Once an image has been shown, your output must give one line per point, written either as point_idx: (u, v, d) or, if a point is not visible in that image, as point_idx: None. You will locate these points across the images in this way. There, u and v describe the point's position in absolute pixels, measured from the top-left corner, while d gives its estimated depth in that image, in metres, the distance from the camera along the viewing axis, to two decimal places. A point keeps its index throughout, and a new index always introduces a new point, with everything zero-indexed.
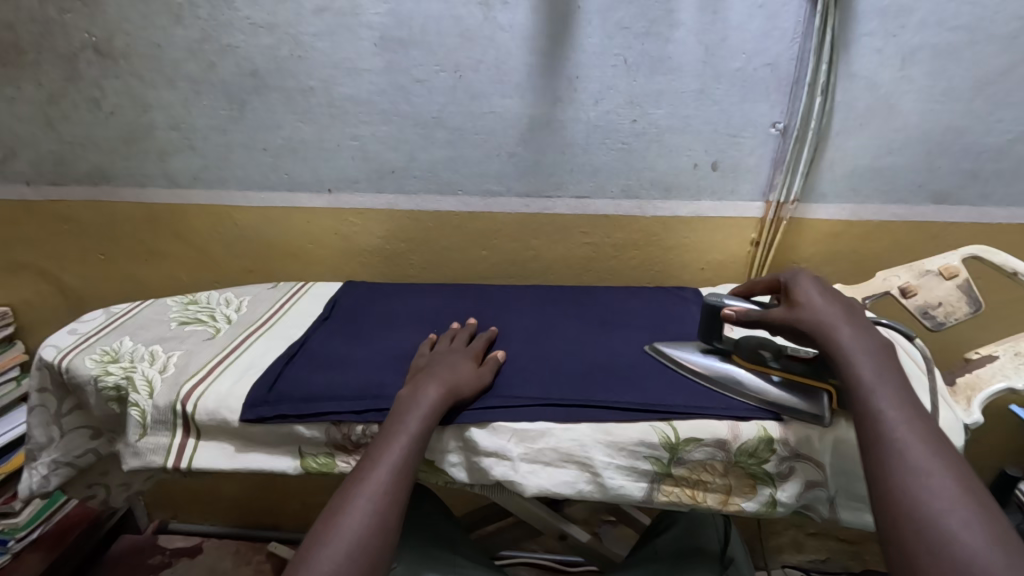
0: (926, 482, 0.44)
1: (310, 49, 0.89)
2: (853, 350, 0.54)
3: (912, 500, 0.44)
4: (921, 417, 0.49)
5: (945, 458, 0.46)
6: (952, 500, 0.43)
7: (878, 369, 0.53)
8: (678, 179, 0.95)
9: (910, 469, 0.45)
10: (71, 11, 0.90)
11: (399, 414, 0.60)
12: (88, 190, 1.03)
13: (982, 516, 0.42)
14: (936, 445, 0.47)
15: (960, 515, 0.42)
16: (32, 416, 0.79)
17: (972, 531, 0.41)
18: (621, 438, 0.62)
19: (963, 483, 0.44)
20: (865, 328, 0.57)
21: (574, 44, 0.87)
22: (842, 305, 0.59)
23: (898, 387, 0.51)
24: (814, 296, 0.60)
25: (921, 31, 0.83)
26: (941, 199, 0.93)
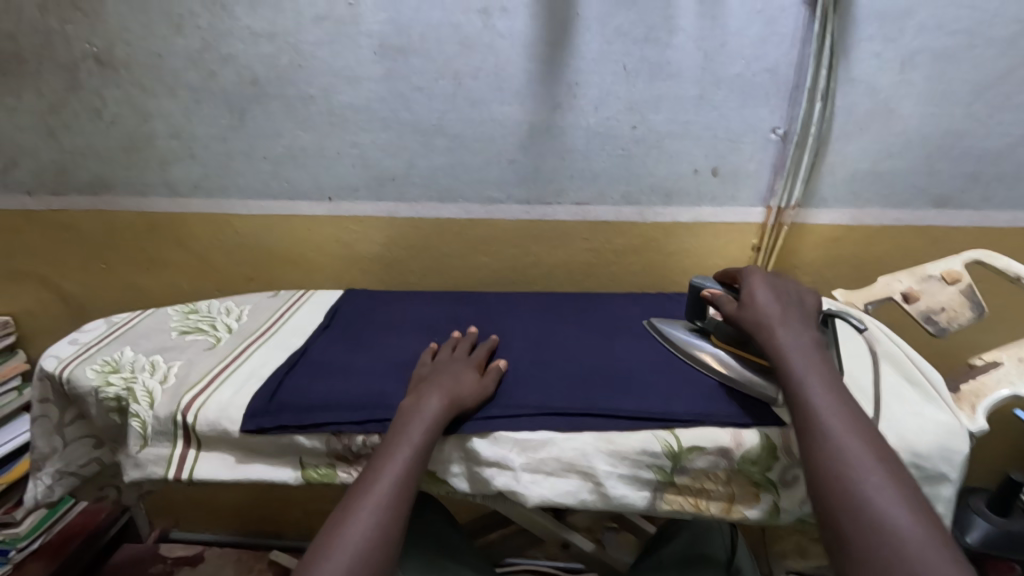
0: (843, 454, 0.51)
1: (309, 58, 0.90)
2: (783, 340, 0.60)
3: (833, 474, 0.50)
4: (838, 393, 0.56)
5: (860, 428, 0.53)
6: (866, 468, 0.49)
7: (803, 355, 0.59)
8: (678, 185, 0.95)
9: (830, 444, 0.52)
10: (72, 22, 0.90)
11: (399, 424, 0.61)
12: (89, 200, 1.03)
13: (893, 477, 0.49)
14: (851, 416, 0.53)
15: (873, 480, 0.48)
16: (36, 427, 0.80)
17: (885, 493, 0.48)
18: (623, 447, 0.62)
19: (877, 449, 0.51)
20: (803, 319, 0.63)
21: (573, 51, 0.87)
22: (784, 300, 0.65)
23: (822, 369, 0.58)
24: (758, 293, 0.65)
25: (920, 36, 0.83)
26: (943, 203, 0.93)
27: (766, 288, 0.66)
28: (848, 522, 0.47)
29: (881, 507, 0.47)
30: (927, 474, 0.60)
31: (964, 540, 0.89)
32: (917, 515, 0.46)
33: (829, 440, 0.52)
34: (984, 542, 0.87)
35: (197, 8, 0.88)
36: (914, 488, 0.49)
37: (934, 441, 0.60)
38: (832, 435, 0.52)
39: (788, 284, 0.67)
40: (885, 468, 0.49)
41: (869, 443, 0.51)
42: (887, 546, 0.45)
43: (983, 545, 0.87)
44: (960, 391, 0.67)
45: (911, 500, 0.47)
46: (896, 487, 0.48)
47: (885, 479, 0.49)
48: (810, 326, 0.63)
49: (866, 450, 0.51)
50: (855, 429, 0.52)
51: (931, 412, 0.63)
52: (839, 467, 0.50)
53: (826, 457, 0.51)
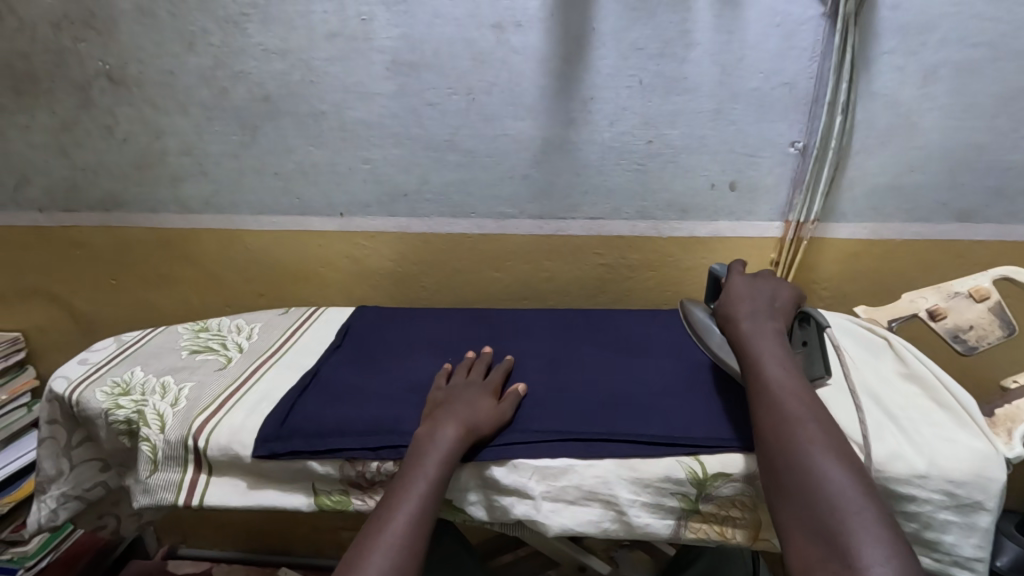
0: (782, 410, 0.55)
1: (321, 74, 0.89)
2: (746, 325, 0.64)
3: (771, 426, 0.54)
4: (785, 359, 0.60)
5: (800, 386, 0.57)
6: (801, 419, 0.54)
7: (761, 332, 0.63)
8: (694, 200, 0.94)
9: (772, 402, 0.56)
10: (85, 40, 0.90)
11: (413, 462, 0.58)
12: (100, 217, 1.02)
13: (825, 428, 0.53)
14: (793, 377, 0.58)
15: (806, 430, 0.53)
16: (43, 448, 0.78)
17: (815, 439, 0.52)
18: (645, 475, 0.60)
19: (813, 404, 0.55)
20: (775, 312, 0.66)
21: (588, 66, 0.86)
22: (759, 294, 0.69)
23: (775, 341, 0.62)
24: (734, 288, 0.70)
25: (942, 48, 0.82)
26: (966, 217, 0.91)
27: (741, 284, 0.70)
28: (781, 466, 0.52)
29: (811, 453, 0.51)
30: (963, 503, 0.58)
31: (993, 564, 0.85)
32: (843, 458, 0.51)
33: (769, 398, 0.56)
34: (1013, 566, 0.84)
35: (210, 25, 0.87)
36: (843, 436, 0.53)
37: (969, 468, 0.58)
38: (773, 394, 0.56)
39: (766, 281, 0.71)
40: (817, 418, 0.54)
41: (807, 399, 0.56)
42: (813, 486, 0.49)
43: (1012, 569, 0.84)
44: (995, 416, 0.65)
45: (839, 446, 0.52)
46: (826, 434, 0.52)
47: (816, 428, 0.53)
48: (779, 315, 0.66)
49: (802, 404, 0.55)
50: (794, 386, 0.57)
51: (964, 438, 0.61)
52: (777, 419, 0.54)
53: (768, 413, 0.55)
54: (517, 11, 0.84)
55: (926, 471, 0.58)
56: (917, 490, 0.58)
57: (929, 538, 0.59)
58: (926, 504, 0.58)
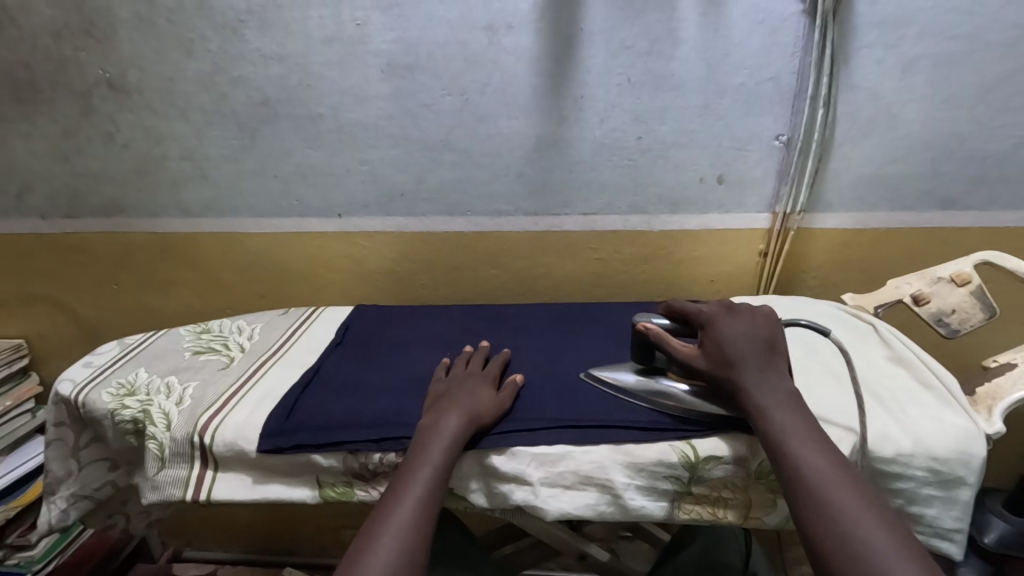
0: (829, 502, 0.50)
1: (318, 78, 0.91)
2: (761, 396, 0.58)
3: (821, 524, 0.49)
4: (814, 438, 0.55)
5: (838, 469, 0.52)
6: (851, 511, 0.49)
7: (778, 404, 0.57)
8: (685, 194, 0.96)
9: (815, 495, 0.51)
10: (84, 49, 0.92)
11: (415, 455, 0.60)
12: (101, 223, 1.04)
13: (879, 521, 0.48)
14: (830, 461, 0.53)
15: (861, 524, 0.48)
16: (50, 450, 0.80)
17: (877, 540, 0.47)
18: (640, 459, 0.62)
19: (860, 493, 0.51)
20: (777, 363, 0.62)
21: (578, 65, 0.88)
22: (756, 342, 0.62)
23: (796, 415, 0.57)
24: (732, 341, 0.62)
25: (921, 42, 0.84)
26: (949, 205, 0.93)
27: (737, 335, 0.62)
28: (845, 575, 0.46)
29: (874, 554, 0.46)
30: (947, 478, 0.60)
31: (982, 542, 0.87)
32: (910, 559, 0.46)
33: (811, 490, 0.51)
34: (1002, 543, 0.86)
35: (208, 32, 0.89)
36: (901, 529, 0.49)
37: (952, 445, 0.60)
38: (814, 486, 0.51)
39: (751, 319, 0.64)
40: (870, 512, 0.49)
41: (853, 487, 0.51)
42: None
43: (1001, 546, 0.86)
44: (976, 395, 0.68)
45: (899, 541, 0.47)
46: (882, 528, 0.48)
47: (872, 526, 0.48)
48: (781, 365, 0.62)
49: (848, 489, 0.50)
50: (836, 474, 0.52)
51: (948, 416, 0.63)
52: (824, 516, 0.49)
53: (812, 508, 0.50)
54: (507, 13, 0.86)
55: (911, 449, 0.60)
56: (903, 467, 0.60)
57: (913, 513, 0.62)
58: (912, 481, 0.61)
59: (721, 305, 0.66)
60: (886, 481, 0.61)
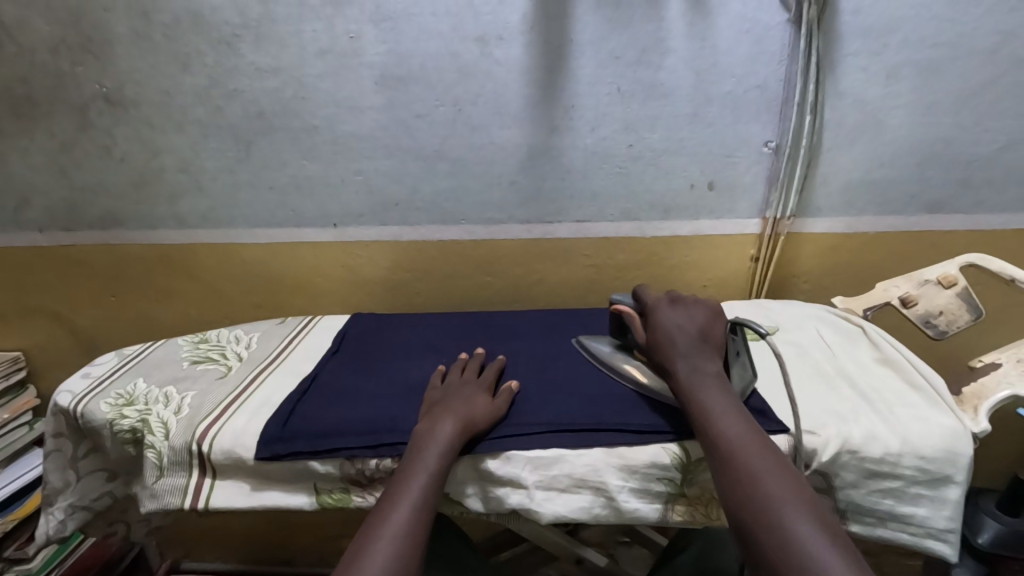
0: (740, 465, 0.53)
1: (313, 90, 0.92)
2: (684, 373, 0.62)
3: (732, 484, 0.52)
4: (734, 410, 0.58)
5: (752, 436, 0.55)
6: (759, 472, 0.52)
7: (701, 381, 0.61)
8: (676, 201, 0.97)
9: (729, 459, 0.54)
10: (82, 64, 0.93)
11: (407, 470, 0.60)
12: (99, 235, 1.05)
13: (783, 478, 0.51)
14: (744, 429, 0.56)
15: (766, 482, 0.51)
16: (49, 461, 0.80)
17: (777, 491, 0.50)
18: (633, 461, 0.63)
19: (770, 456, 0.53)
20: (705, 347, 0.65)
21: (568, 75, 0.90)
22: (688, 327, 0.66)
23: (718, 391, 0.60)
24: (665, 325, 0.67)
25: (904, 49, 0.86)
26: (935, 208, 0.95)
27: (670, 320, 0.67)
28: (750, 526, 0.49)
29: (774, 506, 0.49)
30: (934, 477, 0.61)
31: (976, 542, 0.87)
32: (808, 510, 0.48)
33: (725, 455, 0.54)
34: (995, 543, 0.86)
35: (204, 47, 0.91)
36: (805, 487, 0.51)
37: (939, 444, 0.61)
38: (729, 451, 0.54)
39: (691, 309, 0.68)
40: (776, 470, 0.52)
41: (763, 450, 0.54)
42: (783, 547, 0.46)
43: (994, 546, 0.86)
44: (962, 395, 0.69)
45: (800, 496, 0.50)
46: (785, 484, 0.50)
47: (777, 483, 0.51)
48: (712, 349, 0.65)
49: (758, 454, 0.53)
50: (749, 440, 0.55)
51: (935, 416, 0.64)
52: (737, 479, 0.52)
53: (725, 471, 0.53)
54: (499, 25, 0.88)
55: (900, 449, 0.61)
56: (891, 468, 0.61)
57: (904, 513, 0.62)
58: (899, 479, 0.61)
59: (670, 295, 0.71)
60: (877, 481, 0.62)
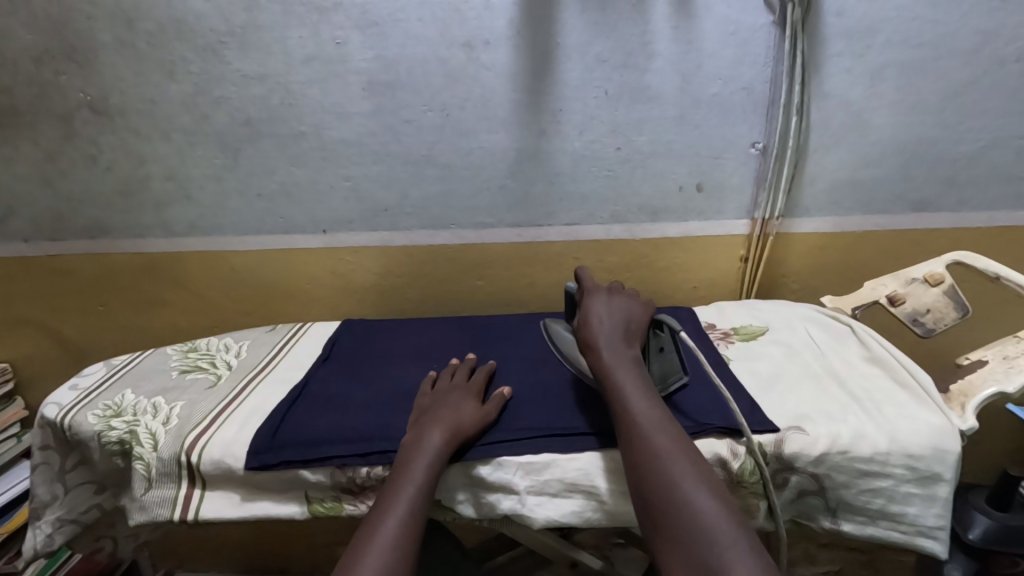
0: (652, 447, 0.54)
1: (299, 97, 0.92)
2: (608, 358, 0.62)
3: (644, 466, 0.54)
4: (648, 392, 0.60)
5: (663, 418, 0.57)
6: (670, 454, 0.53)
7: (621, 366, 0.61)
8: (665, 202, 0.98)
9: (642, 440, 0.55)
10: (66, 72, 0.92)
11: (388, 496, 0.58)
12: (86, 244, 1.04)
13: (693, 460, 0.53)
14: (658, 411, 0.58)
15: (674, 463, 0.53)
16: (37, 474, 0.79)
17: (683, 471, 0.52)
18: (624, 464, 0.63)
19: (679, 438, 0.55)
20: (630, 336, 0.65)
21: (556, 80, 0.90)
22: (617, 315, 0.67)
23: (635, 374, 0.61)
24: (594, 310, 0.67)
25: (887, 50, 0.87)
26: (921, 207, 0.96)
27: (601, 305, 0.67)
28: (658, 506, 0.51)
29: (683, 488, 0.51)
30: (924, 475, 0.61)
31: (966, 537, 0.87)
32: (712, 490, 0.51)
33: (639, 437, 0.56)
34: (985, 538, 0.86)
35: (189, 55, 0.90)
36: (709, 466, 0.54)
37: (926, 442, 0.62)
38: (642, 432, 0.56)
39: (622, 298, 0.69)
40: (684, 451, 0.54)
41: (674, 433, 0.56)
42: (689, 526, 0.48)
43: (985, 541, 0.86)
44: (950, 392, 0.70)
45: (705, 475, 0.52)
46: (695, 466, 0.53)
47: (682, 463, 0.53)
48: (636, 340, 0.65)
49: (667, 434, 0.55)
50: (660, 422, 0.57)
51: (923, 414, 0.64)
52: (648, 460, 0.54)
53: (638, 452, 0.55)
54: (485, 30, 0.88)
55: (888, 447, 0.61)
56: (881, 467, 0.61)
57: (895, 512, 0.62)
58: (890, 478, 0.62)
59: (607, 287, 0.71)
60: (867, 481, 0.62)
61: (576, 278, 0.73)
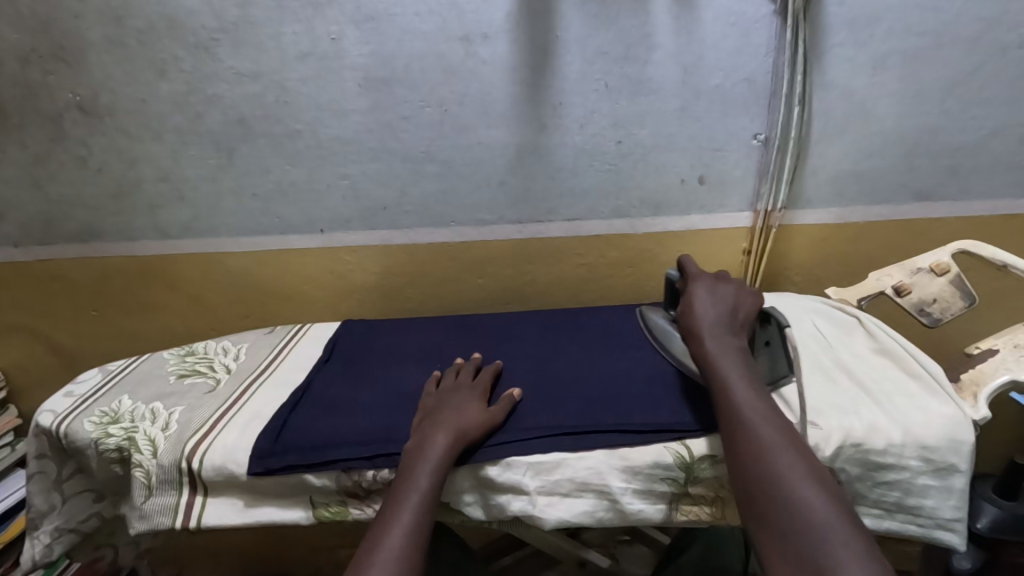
0: (757, 437, 0.54)
1: (294, 94, 0.90)
2: (712, 345, 0.63)
3: (746, 455, 0.53)
4: (754, 384, 0.59)
5: (769, 409, 0.56)
6: (775, 446, 0.53)
7: (726, 355, 0.62)
8: (667, 196, 0.97)
9: (746, 430, 0.55)
10: (54, 72, 0.90)
11: (391, 504, 0.57)
12: (77, 248, 1.02)
13: (800, 454, 0.52)
14: (764, 403, 0.57)
15: (779, 455, 0.52)
16: (33, 484, 0.77)
17: (788, 464, 0.51)
18: (636, 462, 0.62)
19: (786, 431, 0.54)
20: (736, 326, 0.65)
21: (556, 73, 0.89)
22: (722, 303, 0.67)
23: (739, 365, 0.61)
24: (698, 298, 0.68)
25: (890, 38, 0.86)
26: (924, 197, 0.95)
27: (705, 293, 0.68)
28: (760, 496, 0.51)
29: (789, 480, 0.50)
30: (940, 467, 0.61)
31: (974, 527, 0.87)
32: (821, 485, 0.50)
33: (743, 425, 0.55)
34: (993, 527, 0.86)
35: (180, 52, 0.88)
36: (818, 462, 0.53)
37: (941, 433, 0.61)
38: (745, 421, 0.55)
39: (728, 287, 0.69)
40: (791, 444, 0.53)
41: (781, 426, 0.55)
42: (797, 517, 0.48)
43: (993, 531, 0.85)
44: (960, 381, 0.69)
45: (814, 470, 0.51)
46: (803, 459, 0.52)
47: (789, 456, 0.52)
48: (742, 331, 0.65)
49: (773, 426, 0.55)
50: (766, 413, 0.56)
51: (935, 405, 0.64)
52: (751, 449, 0.53)
53: (742, 441, 0.54)
54: (483, 23, 0.86)
55: (902, 440, 0.61)
56: (897, 459, 0.61)
57: (910, 504, 0.62)
58: (905, 471, 0.61)
59: (713, 276, 0.71)
60: (882, 474, 0.61)
61: (679, 266, 0.74)
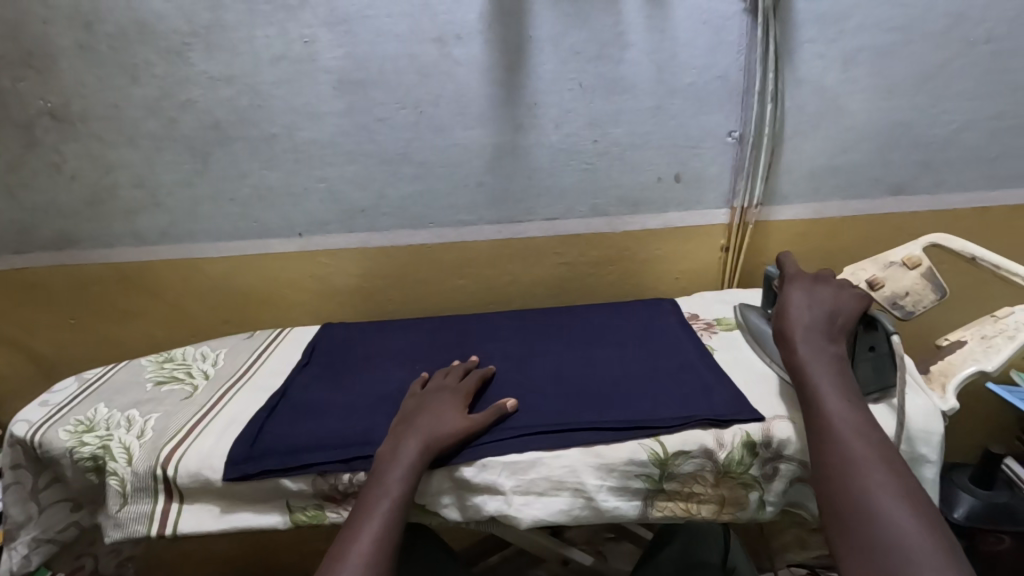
0: (846, 450, 0.54)
1: (268, 98, 0.90)
2: (804, 350, 0.62)
3: (834, 467, 0.53)
4: (848, 395, 0.58)
5: (864, 422, 0.56)
6: (866, 461, 0.52)
7: (819, 361, 0.61)
8: (644, 194, 0.97)
9: (835, 442, 0.55)
10: (24, 79, 0.89)
11: (361, 510, 0.57)
12: (53, 256, 1.01)
13: (893, 473, 0.52)
14: (857, 415, 0.56)
15: (870, 471, 0.52)
16: (8, 495, 0.76)
17: (878, 482, 0.51)
18: (611, 459, 0.63)
19: (881, 447, 0.54)
20: (834, 330, 0.64)
21: (530, 73, 0.89)
22: (820, 306, 0.66)
23: (834, 373, 0.60)
24: (793, 300, 0.67)
25: (860, 35, 0.87)
26: (898, 191, 0.96)
27: (802, 296, 0.67)
28: (843, 511, 0.51)
29: (878, 499, 0.50)
30: (909, 458, 0.62)
31: (952, 517, 0.87)
32: (912, 507, 0.49)
33: (831, 436, 0.55)
34: (970, 517, 0.87)
35: (153, 57, 0.88)
36: (913, 481, 0.52)
37: (911, 424, 0.62)
38: (835, 433, 0.55)
39: (827, 289, 0.67)
40: (883, 461, 0.52)
41: (875, 442, 0.54)
42: (885, 537, 0.48)
43: (970, 520, 0.86)
44: (930, 373, 0.70)
45: (905, 490, 0.50)
46: (894, 478, 0.51)
47: (879, 474, 0.51)
48: (841, 336, 0.63)
49: (866, 440, 0.54)
50: (860, 426, 0.55)
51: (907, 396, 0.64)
52: (838, 461, 0.53)
53: (830, 453, 0.54)
54: (456, 24, 0.86)
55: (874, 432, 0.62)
56: None
57: None
58: None
59: (813, 277, 0.70)
60: None
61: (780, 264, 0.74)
